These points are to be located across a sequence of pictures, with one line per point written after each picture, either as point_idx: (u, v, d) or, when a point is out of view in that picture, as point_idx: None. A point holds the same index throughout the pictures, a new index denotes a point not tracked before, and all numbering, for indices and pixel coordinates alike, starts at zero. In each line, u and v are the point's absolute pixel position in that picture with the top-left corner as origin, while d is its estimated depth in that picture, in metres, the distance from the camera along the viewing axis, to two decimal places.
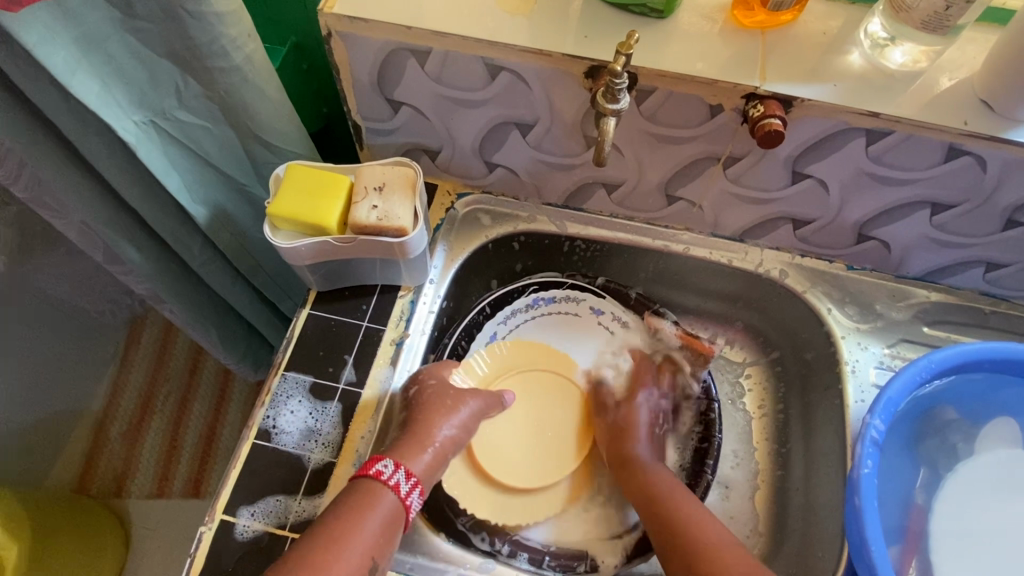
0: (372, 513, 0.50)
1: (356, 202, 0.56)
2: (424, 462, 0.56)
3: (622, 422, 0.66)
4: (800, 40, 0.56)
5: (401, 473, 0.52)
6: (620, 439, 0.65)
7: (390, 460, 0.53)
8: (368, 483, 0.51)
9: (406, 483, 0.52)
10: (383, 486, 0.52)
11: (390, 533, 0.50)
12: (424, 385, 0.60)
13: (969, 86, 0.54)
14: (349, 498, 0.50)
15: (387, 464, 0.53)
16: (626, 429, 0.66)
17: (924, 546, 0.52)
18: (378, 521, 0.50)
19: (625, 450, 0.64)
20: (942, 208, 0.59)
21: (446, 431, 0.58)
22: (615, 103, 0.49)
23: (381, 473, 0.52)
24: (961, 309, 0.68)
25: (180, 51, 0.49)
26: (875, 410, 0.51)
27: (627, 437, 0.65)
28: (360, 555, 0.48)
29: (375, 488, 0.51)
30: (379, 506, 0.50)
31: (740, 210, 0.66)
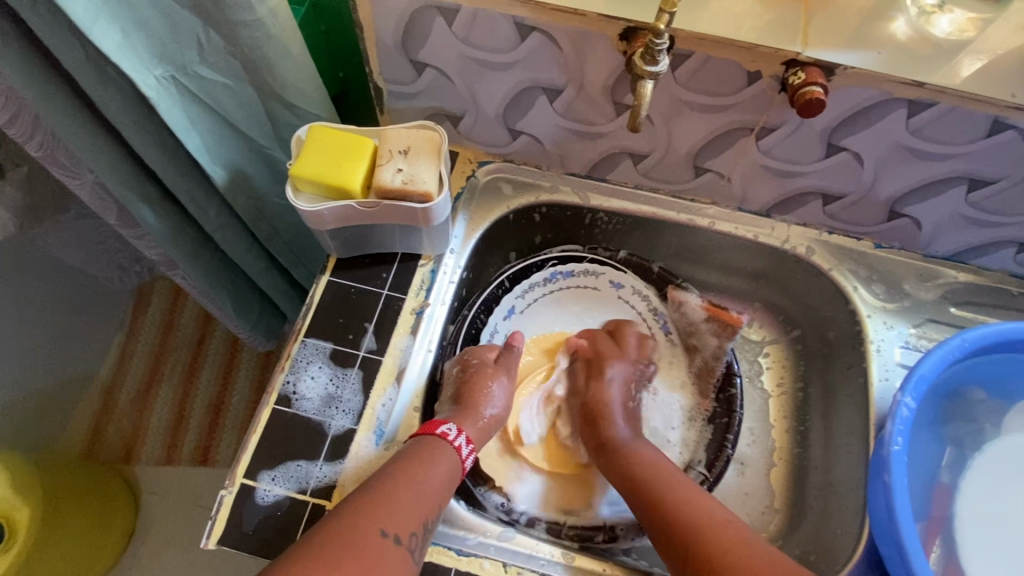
0: (438, 459, 0.53)
1: (381, 165, 0.54)
2: (480, 425, 0.59)
3: (597, 406, 0.63)
4: (843, 6, 0.54)
5: (462, 437, 0.56)
6: (601, 432, 0.62)
7: (453, 424, 0.56)
8: (431, 439, 0.55)
9: (467, 446, 0.56)
10: (445, 443, 0.55)
11: (452, 483, 0.53)
12: (465, 364, 0.62)
13: (1018, 58, 0.52)
14: (412, 451, 0.53)
15: (450, 427, 0.56)
16: (599, 403, 0.64)
17: (949, 525, 0.52)
18: (444, 466, 0.53)
19: (602, 433, 0.62)
20: (979, 185, 0.58)
21: (492, 409, 0.61)
22: (653, 65, 0.48)
23: (447, 434, 0.55)
24: (990, 290, 0.67)
25: (203, 1, 0.47)
26: (906, 388, 0.50)
27: (603, 424, 0.62)
28: (434, 496, 0.51)
29: (438, 443, 0.54)
30: (444, 455, 0.54)
31: (769, 184, 0.64)
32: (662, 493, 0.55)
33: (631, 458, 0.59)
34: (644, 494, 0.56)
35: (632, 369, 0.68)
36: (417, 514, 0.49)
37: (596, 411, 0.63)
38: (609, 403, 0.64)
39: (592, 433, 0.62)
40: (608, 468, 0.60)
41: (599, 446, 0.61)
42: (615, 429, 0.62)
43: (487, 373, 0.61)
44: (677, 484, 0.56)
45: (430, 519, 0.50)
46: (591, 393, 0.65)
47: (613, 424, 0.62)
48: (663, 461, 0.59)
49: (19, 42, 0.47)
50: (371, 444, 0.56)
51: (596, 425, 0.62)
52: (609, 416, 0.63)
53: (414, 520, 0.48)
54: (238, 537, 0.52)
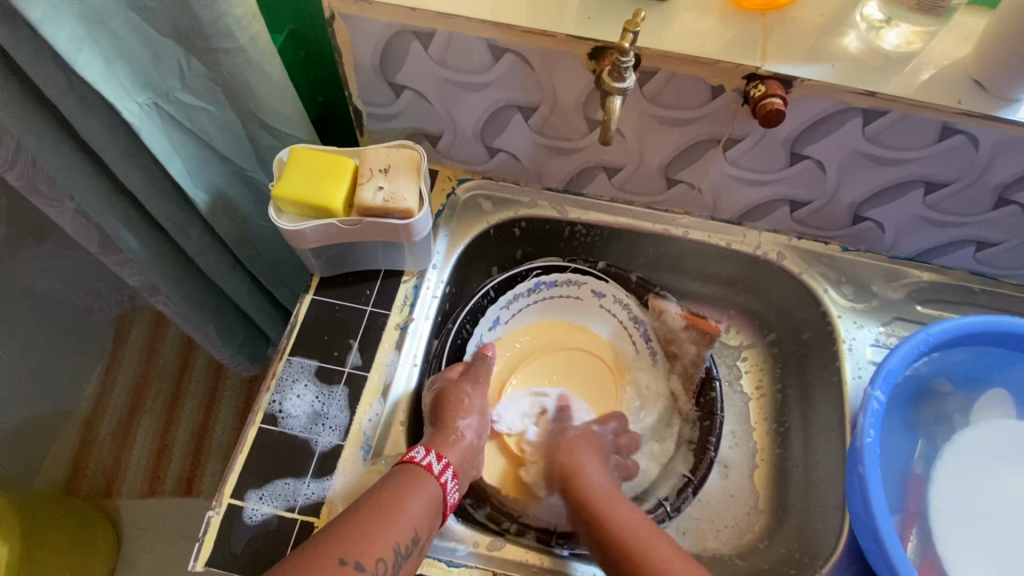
0: (418, 489, 0.52)
1: (362, 184, 0.56)
2: (456, 446, 0.58)
3: (569, 461, 0.62)
4: (798, 23, 0.57)
5: (431, 455, 0.55)
6: (571, 481, 0.60)
7: (421, 446, 0.56)
8: (413, 468, 0.53)
9: (438, 463, 0.54)
10: (428, 475, 0.53)
11: (433, 513, 0.52)
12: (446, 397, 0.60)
13: (961, 68, 0.55)
14: (395, 478, 0.52)
15: (419, 449, 0.55)
16: (577, 441, 0.64)
17: (926, 516, 0.54)
18: (425, 497, 0.52)
19: (576, 491, 0.59)
20: (935, 187, 0.61)
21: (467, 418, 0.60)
22: (620, 82, 0.50)
23: (415, 455, 0.54)
24: (953, 288, 0.70)
25: (185, 31, 0.48)
26: (875, 382, 0.52)
27: (578, 477, 0.60)
28: (410, 525, 0.50)
29: (422, 473, 0.53)
30: (425, 485, 0.53)
31: (738, 193, 0.67)
32: (606, 521, 0.56)
33: (581, 494, 0.59)
34: (597, 535, 0.56)
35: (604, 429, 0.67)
36: (389, 543, 0.48)
37: (564, 451, 0.63)
38: (580, 460, 0.62)
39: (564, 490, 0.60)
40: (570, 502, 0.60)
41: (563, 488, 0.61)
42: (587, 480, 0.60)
43: (460, 391, 0.61)
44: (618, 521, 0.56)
45: (404, 547, 0.49)
46: (562, 455, 0.63)
47: (586, 478, 0.60)
48: (614, 504, 0.58)
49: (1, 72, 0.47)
50: (360, 460, 0.57)
51: (562, 466, 0.62)
52: (572, 463, 0.61)
53: (384, 548, 0.48)
54: (226, 558, 0.52)
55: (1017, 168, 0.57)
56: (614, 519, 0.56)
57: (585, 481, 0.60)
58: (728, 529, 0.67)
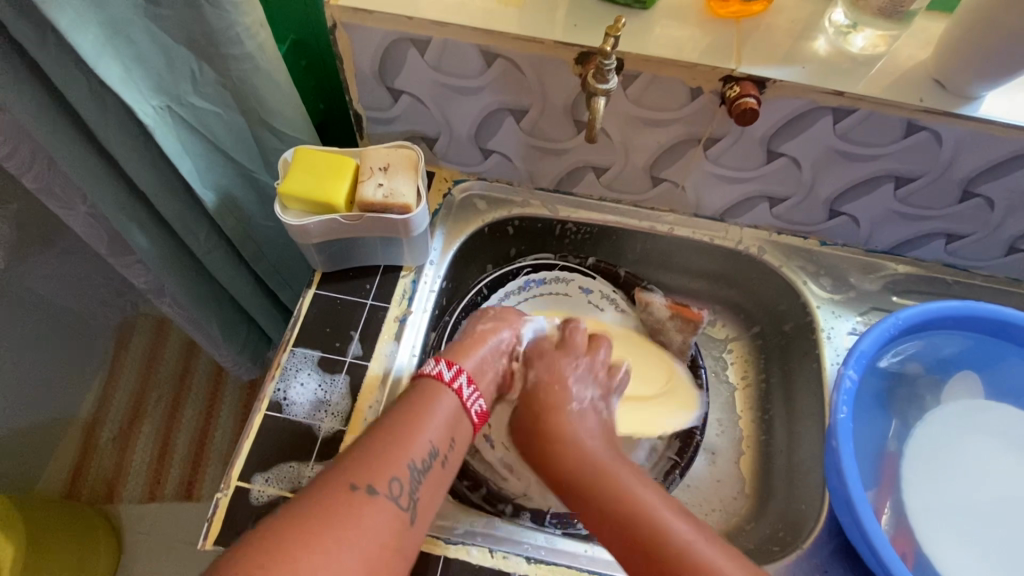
0: (431, 409, 0.53)
1: (363, 181, 0.59)
2: (473, 359, 0.59)
3: (552, 427, 0.57)
4: (771, 28, 0.61)
5: (441, 364, 0.57)
6: (553, 449, 0.55)
7: (433, 360, 0.57)
8: (431, 381, 0.55)
9: (448, 371, 0.56)
10: (441, 386, 0.55)
11: (449, 426, 0.53)
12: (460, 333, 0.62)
13: (923, 69, 0.59)
14: (411, 397, 0.54)
15: (429, 362, 0.57)
16: (552, 403, 0.58)
17: (897, 487, 0.57)
18: (439, 416, 0.53)
19: (557, 432, 0.56)
20: (904, 182, 0.64)
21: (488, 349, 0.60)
22: (605, 83, 0.54)
23: (424, 369, 0.56)
24: (927, 280, 0.73)
25: (198, 38, 0.52)
26: (848, 362, 0.56)
27: (560, 421, 0.57)
28: (422, 441, 0.50)
29: (439, 387, 0.55)
30: (438, 404, 0.54)
31: (720, 190, 0.70)
32: (597, 491, 0.52)
33: (565, 464, 0.55)
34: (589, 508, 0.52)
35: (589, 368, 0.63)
36: (402, 461, 0.49)
37: (540, 416, 0.58)
38: (565, 405, 0.58)
39: (542, 430, 0.57)
40: (549, 473, 0.55)
41: (541, 456, 0.56)
42: (576, 425, 0.57)
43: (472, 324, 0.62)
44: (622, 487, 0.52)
45: (420, 462, 0.49)
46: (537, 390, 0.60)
47: (570, 426, 0.56)
48: (611, 467, 0.53)
49: (25, 78, 0.51)
50: None
51: (540, 433, 0.57)
52: (551, 427, 0.57)
53: (398, 467, 0.48)
54: (233, 537, 0.55)
55: (979, 162, 0.60)
56: (609, 488, 0.52)
57: (570, 443, 0.55)
58: (716, 512, 0.70)
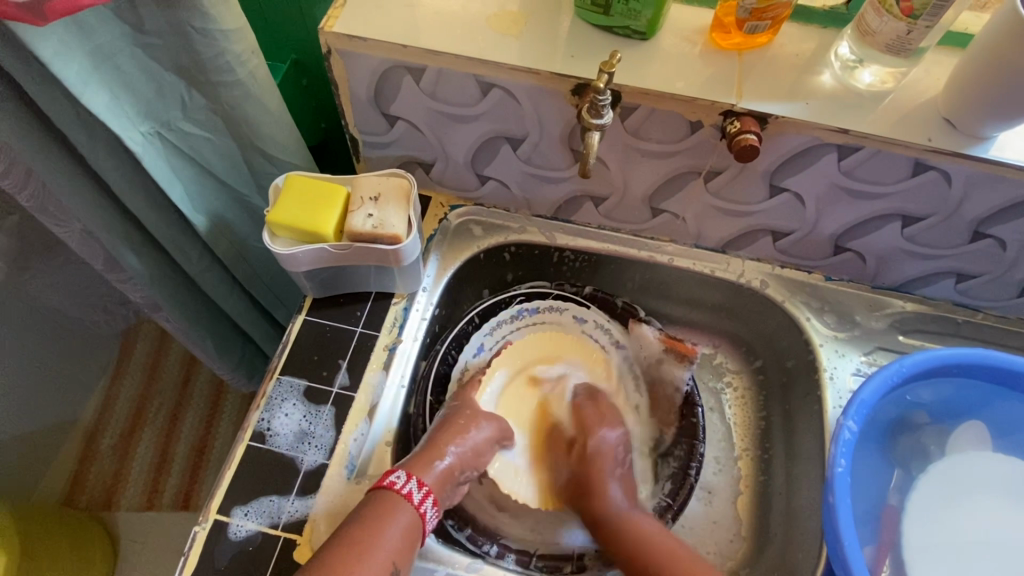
0: (392, 524, 0.52)
1: (353, 211, 0.58)
2: (436, 473, 0.58)
3: (592, 478, 0.64)
4: (775, 60, 0.59)
5: (412, 484, 0.55)
6: (590, 493, 0.63)
7: (402, 472, 0.56)
8: (388, 496, 0.54)
9: (418, 492, 0.55)
10: (389, 491, 0.54)
11: (409, 542, 0.53)
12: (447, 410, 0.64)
13: (933, 106, 0.57)
14: (366, 510, 0.53)
15: (399, 476, 0.55)
16: (602, 462, 0.65)
17: (899, 544, 0.55)
18: (398, 530, 0.53)
19: (584, 498, 0.63)
20: (912, 221, 0.62)
21: (457, 447, 0.60)
22: (599, 118, 0.53)
23: (394, 484, 0.55)
24: (935, 319, 0.71)
25: (187, 65, 0.51)
26: (848, 412, 0.54)
27: (595, 489, 0.63)
28: (385, 559, 0.50)
29: (396, 505, 0.54)
30: (397, 518, 0.53)
31: (722, 222, 0.69)
32: (648, 557, 0.58)
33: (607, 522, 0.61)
34: (625, 551, 0.59)
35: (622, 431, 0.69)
36: None
37: (590, 477, 0.64)
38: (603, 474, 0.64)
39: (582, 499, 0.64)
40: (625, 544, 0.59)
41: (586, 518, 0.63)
42: (607, 497, 0.63)
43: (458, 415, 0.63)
44: (645, 530, 0.60)
45: None
46: (577, 471, 0.65)
47: (603, 491, 0.63)
48: (631, 512, 0.61)
49: (15, 103, 0.50)
50: (344, 478, 0.58)
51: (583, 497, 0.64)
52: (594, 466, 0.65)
53: None
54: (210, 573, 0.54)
55: (991, 203, 0.58)
56: (650, 538, 0.59)
57: (599, 480, 0.64)
58: (710, 556, 0.68)
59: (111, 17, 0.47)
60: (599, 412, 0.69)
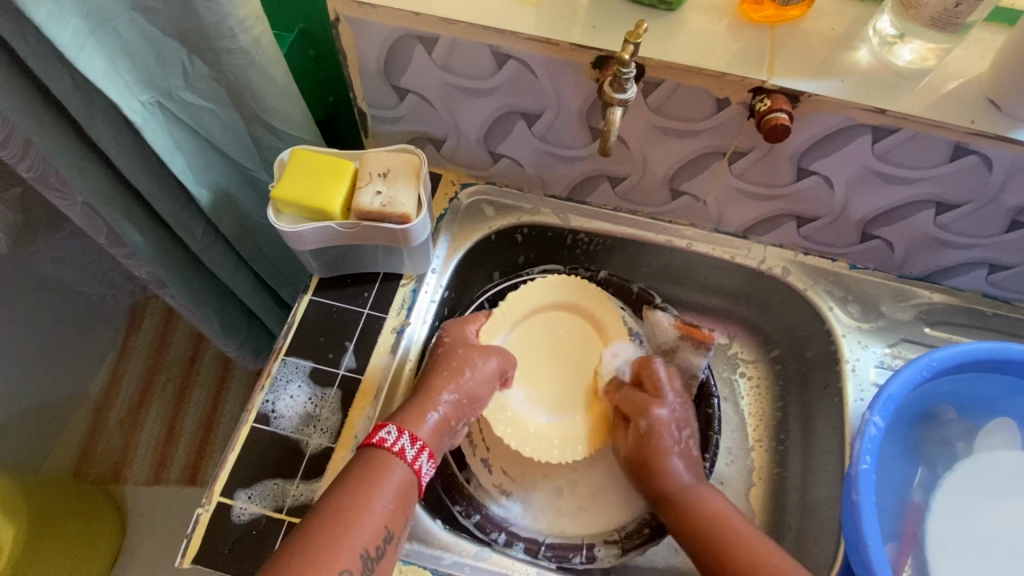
0: (384, 484, 0.49)
1: (361, 187, 0.56)
2: (429, 428, 0.55)
3: (649, 453, 0.58)
4: (809, 35, 0.56)
5: (405, 438, 0.52)
6: (654, 472, 0.58)
7: (393, 426, 0.53)
8: (378, 454, 0.51)
9: (411, 448, 0.52)
10: (380, 449, 0.51)
11: (404, 502, 0.50)
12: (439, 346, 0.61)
13: (976, 86, 0.54)
14: (357, 472, 0.50)
15: (390, 431, 0.52)
16: (656, 447, 0.59)
17: (921, 545, 0.53)
18: (391, 491, 0.49)
19: (651, 477, 0.58)
20: (946, 208, 0.59)
21: (451, 393, 0.57)
22: (622, 93, 0.50)
23: (385, 440, 0.52)
24: (963, 311, 0.68)
25: (187, 31, 0.49)
26: (874, 407, 0.52)
27: (654, 467, 0.58)
28: (377, 523, 0.47)
29: (387, 463, 0.51)
30: (389, 478, 0.50)
31: (744, 206, 0.66)
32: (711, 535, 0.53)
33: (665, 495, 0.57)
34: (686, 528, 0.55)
35: (678, 406, 0.62)
36: (356, 546, 0.46)
37: (648, 458, 0.58)
38: (664, 447, 0.59)
39: (642, 476, 0.59)
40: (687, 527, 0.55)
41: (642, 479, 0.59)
42: (668, 473, 0.58)
43: (460, 356, 0.59)
44: (710, 507, 0.55)
45: (373, 550, 0.46)
46: (631, 444, 0.60)
47: (666, 468, 0.58)
48: (694, 486, 0.57)
49: (9, 70, 0.48)
50: None
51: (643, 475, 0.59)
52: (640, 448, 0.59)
53: (353, 552, 0.45)
54: (213, 556, 0.53)
55: None
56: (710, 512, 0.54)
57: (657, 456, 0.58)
58: None
59: None
60: (648, 392, 0.62)
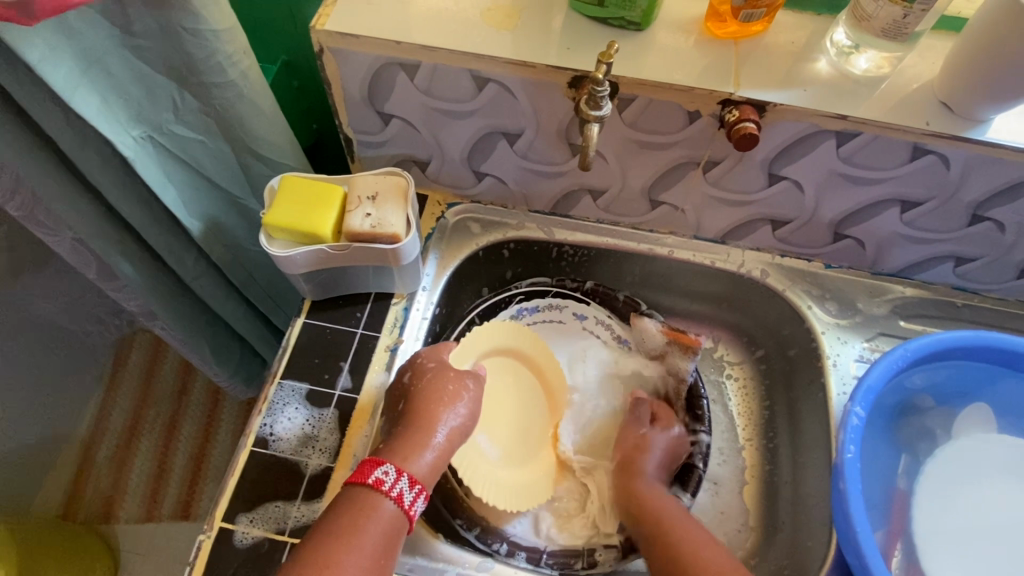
0: (364, 533, 0.49)
1: (351, 210, 0.57)
2: (424, 465, 0.55)
3: (643, 450, 0.65)
4: (770, 49, 0.59)
5: (403, 483, 0.52)
6: (633, 471, 0.64)
7: (391, 467, 0.52)
8: (368, 498, 0.51)
9: (409, 492, 0.52)
10: (378, 493, 0.51)
11: (388, 548, 0.50)
12: (421, 370, 0.60)
13: (930, 90, 0.57)
14: (339, 521, 0.49)
15: (387, 473, 0.52)
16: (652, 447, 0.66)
17: (909, 530, 0.55)
18: (373, 539, 0.49)
19: (639, 475, 0.63)
20: (911, 206, 0.62)
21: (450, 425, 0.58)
22: (598, 110, 0.53)
23: (383, 483, 0.51)
24: (935, 303, 0.71)
25: (177, 67, 0.51)
26: (855, 398, 0.54)
27: (642, 462, 0.64)
28: (358, 574, 0.48)
29: (374, 510, 0.50)
30: (371, 526, 0.49)
31: (721, 212, 0.68)
32: (683, 543, 0.56)
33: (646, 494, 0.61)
34: (651, 532, 0.58)
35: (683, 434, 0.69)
36: None
37: (645, 453, 0.65)
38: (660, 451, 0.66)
39: (633, 470, 0.64)
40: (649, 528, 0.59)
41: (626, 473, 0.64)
42: (653, 479, 0.63)
43: (443, 389, 0.59)
44: (681, 520, 0.59)
45: None
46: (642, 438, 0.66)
47: (648, 472, 0.64)
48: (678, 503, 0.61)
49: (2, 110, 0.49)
50: None
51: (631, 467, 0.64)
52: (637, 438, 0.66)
53: None
54: None
55: (989, 186, 0.58)
56: (685, 526, 0.58)
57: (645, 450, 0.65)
58: None
59: (101, 20, 0.46)
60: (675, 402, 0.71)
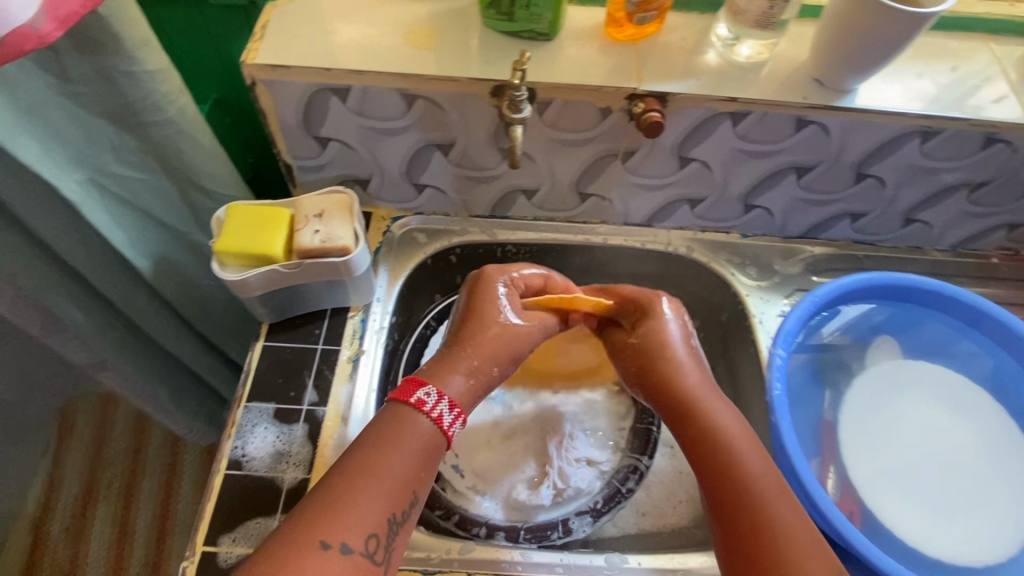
0: (406, 442, 0.52)
1: (299, 229, 0.60)
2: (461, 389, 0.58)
3: (655, 346, 0.63)
4: (665, 47, 0.66)
5: (443, 404, 0.55)
6: (652, 363, 0.62)
7: (432, 389, 0.55)
8: (405, 412, 0.54)
9: (448, 414, 0.55)
10: (418, 411, 0.54)
11: (423, 463, 0.52)
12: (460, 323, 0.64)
13: (804, 69, 0.65)
14: (381, 429, 0.52)
15: (428, 395, 0.55)
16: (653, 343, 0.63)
17: (839, 455, 0.62)
18: (413, 448, 0.52)
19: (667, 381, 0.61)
20: (805, 172, 0.70)
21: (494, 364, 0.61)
22: (519, 112, 0.58)
23: (424, 402, 0.54)
24: (840, 257, 0.79)
25: (115, 110, 0.53)
26: (777, 341, 0.61)
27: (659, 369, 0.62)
28: (401, 486, 0.50)
29: (410, 421, 0.53)
30: (412, 436, 0.52)
31: (644, 197, 0.75)
32: (719, 457, 0.54)
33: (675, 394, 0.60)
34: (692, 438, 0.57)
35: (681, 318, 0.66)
36: (377, 511, 0.48)
37: (650, 359, 0.63)
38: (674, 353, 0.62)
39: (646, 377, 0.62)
40: (683, 429, 0.58)
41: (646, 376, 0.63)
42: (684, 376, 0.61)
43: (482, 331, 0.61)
44: (716, 421, 0.57)
45: (399, 514, 0.49)
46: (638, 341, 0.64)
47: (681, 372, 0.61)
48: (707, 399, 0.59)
49: None
50: None
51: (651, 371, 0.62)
52: (699, 399, 0.59)
53: (372, 522, 0.47)
54: None
55: (864, 147, 0.67)
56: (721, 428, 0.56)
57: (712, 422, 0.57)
58: None
59: (35, 69, 0.48)
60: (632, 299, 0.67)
